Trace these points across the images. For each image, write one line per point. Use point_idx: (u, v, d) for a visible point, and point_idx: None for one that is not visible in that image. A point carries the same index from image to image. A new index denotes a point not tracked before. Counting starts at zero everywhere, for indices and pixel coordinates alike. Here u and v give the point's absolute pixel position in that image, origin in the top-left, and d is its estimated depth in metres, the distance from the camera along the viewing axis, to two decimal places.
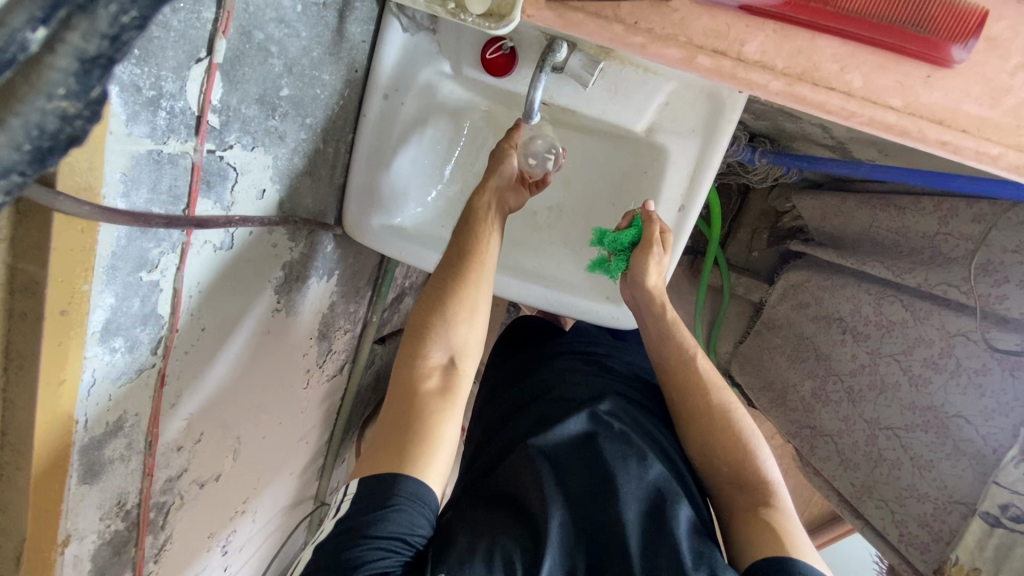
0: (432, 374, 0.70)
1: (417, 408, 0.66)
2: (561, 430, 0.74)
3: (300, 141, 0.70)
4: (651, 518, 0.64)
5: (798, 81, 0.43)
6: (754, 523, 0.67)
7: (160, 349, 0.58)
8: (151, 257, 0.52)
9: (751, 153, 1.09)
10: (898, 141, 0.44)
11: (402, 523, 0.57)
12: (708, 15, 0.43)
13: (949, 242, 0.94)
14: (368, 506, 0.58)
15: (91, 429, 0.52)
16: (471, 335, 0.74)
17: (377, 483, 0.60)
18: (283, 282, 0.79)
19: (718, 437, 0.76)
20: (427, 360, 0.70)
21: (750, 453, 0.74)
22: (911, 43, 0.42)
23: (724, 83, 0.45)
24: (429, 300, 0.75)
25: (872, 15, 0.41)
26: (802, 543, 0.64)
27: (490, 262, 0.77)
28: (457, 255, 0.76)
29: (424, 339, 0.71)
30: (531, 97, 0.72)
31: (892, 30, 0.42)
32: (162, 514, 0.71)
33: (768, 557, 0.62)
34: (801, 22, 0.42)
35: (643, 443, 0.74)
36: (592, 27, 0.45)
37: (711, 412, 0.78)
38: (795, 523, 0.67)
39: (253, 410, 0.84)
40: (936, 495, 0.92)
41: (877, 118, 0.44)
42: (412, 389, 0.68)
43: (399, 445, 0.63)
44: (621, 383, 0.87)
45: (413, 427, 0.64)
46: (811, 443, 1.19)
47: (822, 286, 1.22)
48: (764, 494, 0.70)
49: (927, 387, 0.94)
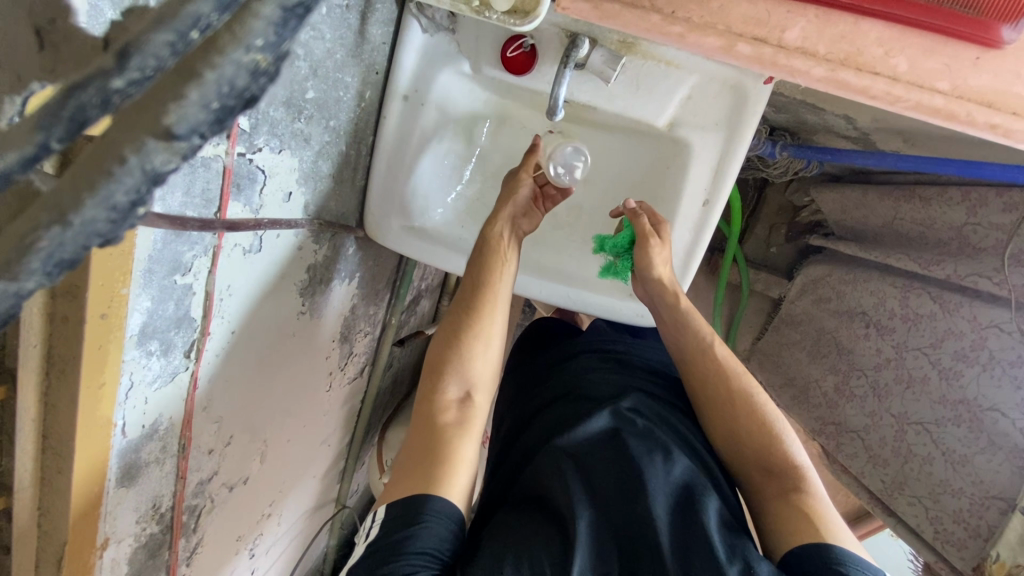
0: (451, 407, 0.69)
1: (439, 441, 0.65)
2: (583, 429, 0.73)
3: (324, 143, 0.71)
4: (681, 513, 0.63)
5: (841, 66, 0.43)
6: (787, 511, 0.66)
7: (193, 353, 0.58)
8: (185, 260, 0.52)
9: (771, 147, 1.08)
10: (946, 125, 0.43)
11: (429, 539, 0.57)
12: (747, 2, 0.43)
13: (978, 232, 0.93)
14: (398, 526, 0.58)
15: (128, 433, 0.53)
16: (485, 367, 0.74)
17: (405, 506, 0.59)
18: (308, 285, 0.80)
19: (741, 421, 0.74)
20: (445, 394, 0.69)
21: (775, 437, 0.72)
22: (960, 24, 0.41)
23: (764, 71, 0.44)
24: (445, 334, 0.75)
25: None
26: (838, 529, 0.62)
27: (502, 295, 0.78)
28: (471, 286, 0.78)
29: (441, 374, 0.71)
30: (555, 93, 0.71)
31: (940, 12, 0.41)
32: (194, 517, 0.71)
33: (807, 546, 0.60)
34: (844, 6, 0.42)
35: (670, 439, 0.73)
36: (626, 17, 0.44)
37: (733, 396, 0.76)
38: (828, 508, 0.65)
39: (279, 413, 0.84)
40: (970, 490, 0.89)
41: (924, 101, 0.42)
42: (432, 424, 0.67)
43: (425, 475, 0.62)
44: (640, 380, 0.85)
45: (437, 458, 0.63)
46: (837, 440, 1.17)
47: (845, 280, 1.21)
48: (794, 479, 0.69)
49: (959, 380, 0.92)
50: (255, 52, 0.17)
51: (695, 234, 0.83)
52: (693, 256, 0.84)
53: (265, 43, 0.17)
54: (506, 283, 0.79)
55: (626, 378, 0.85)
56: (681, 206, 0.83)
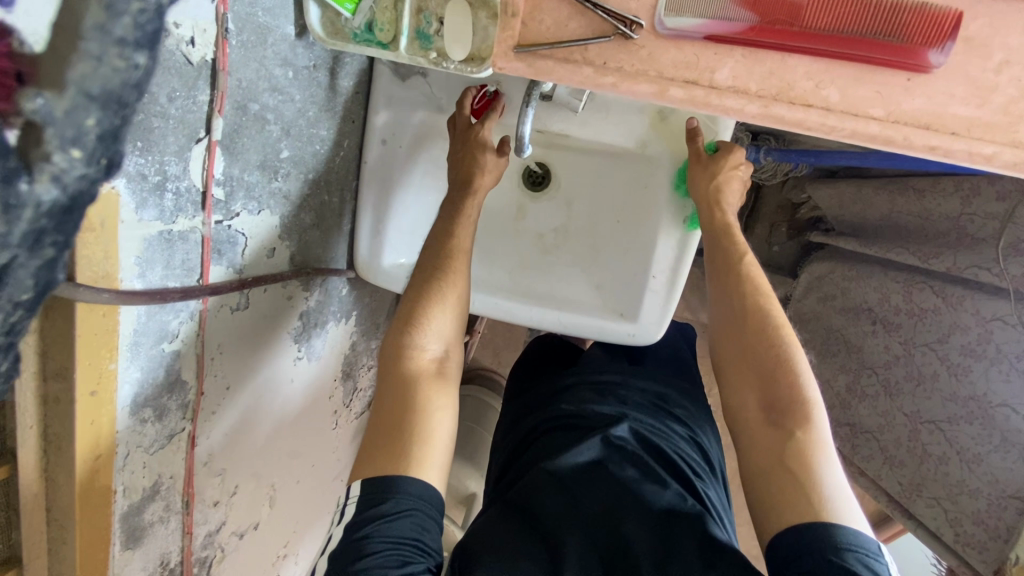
0: (425, 364, 0.70)
1: (414, 412, 0.66)
2: (574, 454, 0.76)
3: (304, 196, 0.73)
4: (666, 538, 0.66)
5: (774, 101, 0.44)
6: (779, 459, 0.63)
7: (189, 413, 0.60)
8: (171, 328, 0.54)
9: (755, 152, 1.07)
10: (883, 150, 0.44)
11: (412, 526, 0.58)
12: (676, 47, 0.44)
13: (976, 221, 0.91)
14: (373, 510, 0.59)
15: (130, 496, 0.55)
16: (453, 322, 0.75)
17: (380, 480, 0.60)
18: (301, 331, 0.82)
19: (755, 346, 0.71)
20: (419, 351, 0.70)
21: (792, 371, 0.68)
22: (887, 53, 0.42)
23: (700, 111, 0.45)
24: (410, 290, 0.75)
25: (843, 31, 0.41)
26: (829, 484, 0.60)
27: (467, 248, 0.78)
28: (434, 246, 0.77)
29: (412, 329, 0.71)
30: (521, 130, 0.72)
31: (867, 42, 0.42)
32: (205, 569, 0.73)
33: (791, 513, 0.59)
34: (770, 45, 0.43)
35: (659, 468, 0.76)
36: (560, 73, 0.46)
37: (753, 319, 0.73)
38: (828, 460, 0.62)
39: (285, 457, 0.86)
40: (987, 490, 0.87)
41: (860, 129, 0.43)
42: (407, 382, 0.68)
43: (398, 445, 0.63)
44: (631, 406, 0.86)
45: (412, 422, 0.65)
46: (852, 441, 1.15)
47: (848, 276, 1.19)
48: (801, 417, 0.65)
49: (968, 376, 0.90)
50: None
51: (679, 249, 0.83)
52: (677, 276, 0.84)
53: None
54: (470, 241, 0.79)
55: (621, 402, 0.87)
56: (662, 224, 0.84)
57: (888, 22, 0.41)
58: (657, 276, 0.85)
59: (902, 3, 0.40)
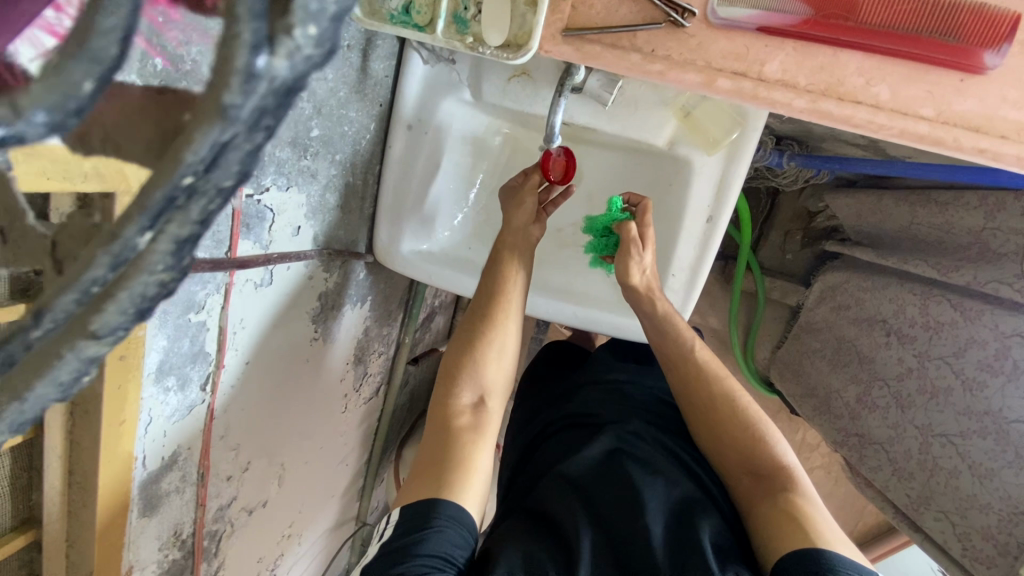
0: (465, 411, 0.73)
1: (455, 449, 0.68)
2: (582, 454, 0.77)
3: (331, 177, 0.73)
4: (680, 529, 0.66)
5: (823, 96, 0.49)
6: (776, 514, 0.66)
7: (209, 386, 0.60)
8: (198, 299, 0.54)
9: (778, 157, 1.07)
10: (935, 150, 0.48)
11: (441, 543, 0.59)
12: (727, 39, 0.49)
13: (998, 236, 0.90)
14: (413, 526, 0.61)
15: (149, 465, 0.55)
16: (495, 369, 0.77)
17: (419, 506, 0.63)
18: (319, 312, 0.82)
19: (726, 432, 0.77)
20: (459, 398, 0.73)
21: (763, 441, 0.75)
22: (943, 54, 0.46)
23: (749, 102, 0.50)
24: (459, 337, 0.79)
25: (898, 29, 0.47)
26: (825, 528, 0.63)
27: (512, 300, 0.80)
28: (484, 289, 0.81)
29: (453, 379, 0.75)
30: (552, 120, 0.72)
31: (925, 43, 0.46)
32: (214, 542, 0.73)
33: (794, 545, 0.61)
34: (821, 40, 0.48)
35: (673, 465, 0.76)
36: (607, 58, 0.51)
37: (719, 403, 0.78)
38: (819, 510, 0.66)
39: (296, 437, 0.87)
40: (998, 505, 0.87)
41: (910, 128, 0.48)
42: (446, 427, 0.71)
43: (439, 474, 0.66)
44: (640, 408, 0.87)
45: (452, 457, 0.67)
46: (860, 452, 1.15)
47: (863, 287, 1.18)
48: (783, 479, 0.70)
49: (983, 391, 0.89)
50: (159, 274, 0.17)
51: (701, 249, 0.82)
52: (696, 277, 0.83)
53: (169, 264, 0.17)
54: (519, 284, 0.81)
55: (630, 404, 0.88)
56: (684, 223, 0.82)
57: (944, 23, 0.46)
58: (676, 275, 0.84)
59: (959, 4, 0.45)
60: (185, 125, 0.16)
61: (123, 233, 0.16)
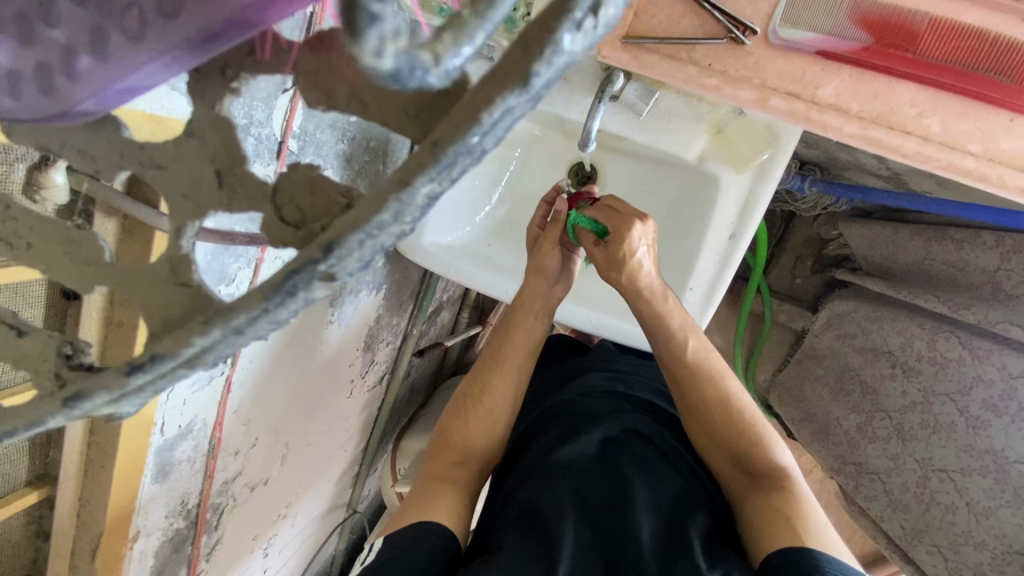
0: (450, 465, 0.73)
1: (441, 482, 0.70)
2: (573, 446, 0.76)
3: (364, 163, 0.74)
4: (669, 527, 0.67)
5: (873, 124, 0.50)
6: (769, 511, 0.66)
7: (229, 358, 0.61)
8: (230, 272, 0.55)
9: (800, 182, 1.07)
10: (978, 183, 0.50)
11: (428, 551, 0.60)
12: (784, 60, 0.51)
13: (1012, 279, 0.91)
14: (405, 537, 0.62)
15: (167, 431, 0.56)
16: (487, 424, 0.78)
17: (406, 535, 0.62)
18: (336, 296, 0.82)
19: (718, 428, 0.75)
20: (447, 455, 0.74)
21: (757, 438, 0.73)
22: (994, 90, 0.49)
23: (798, 122, 0.51)
24: (470, 374, 0.82)
25: (951, 62, 0.49)
26: (817, 526, 0.63)
27: (517, 356, 0.82)
28: (497, 334, 0.83)
29: (444, 438, 0.76)
30: (588, 126, 0.73)
31: (977, 79, 0.49)
32: (217, 515, 0.73)
33: (783, 543, 0.61)
34: (878, 67, 0.50)
35: (665, 463, 0.77)
36: (665, 67, 0.52)
37: (710, 400, 0.76)
38: (812, 507, 0.67)
39: (302, 418, 0.87)
40: (994, 543, 0.88)
41: (959, 161, 0.49)
42: (436, 476, 0.72)
43: (427, 500, 0.67)
44: (633, 403, 0.87)
45: (436, 489, 0.69)
46: (856, 481, 1.15)
47: (870, 317, 1.17)
48: (776, 477, 0.70)
49: (986, 430, 0.90)
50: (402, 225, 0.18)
51: (721, 265, 0.83)
52: (715, 292, 0.84)
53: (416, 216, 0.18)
54: (531, 326, 0.83)
55: (622, 400, 0.88)
56: (707, 239, 0.83)
57: (1000, 62, 0.48)
58: (694, 289, 0.84)
59: (1018, 45, 0.48)
60: (466, 102, 0.17)
61: (415, 183, 0.17)
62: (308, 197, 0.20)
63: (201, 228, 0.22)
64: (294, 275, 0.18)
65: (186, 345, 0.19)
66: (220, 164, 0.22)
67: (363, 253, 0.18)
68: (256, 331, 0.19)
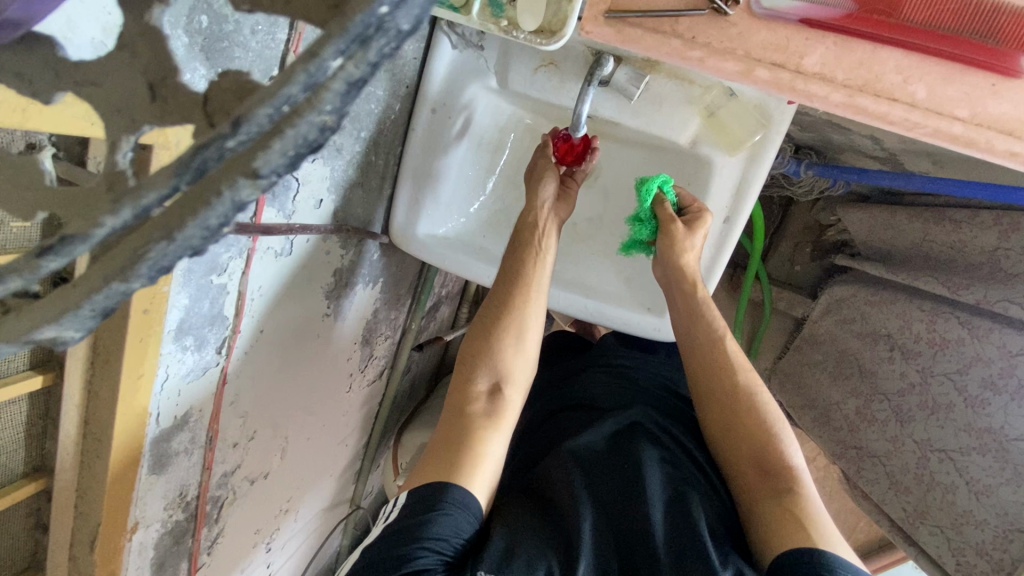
0: (480, 410, 0.71)
1: (467, 434, 0.68)
2: (592, 438, 0.78)
3: (354, 152, 0.74)
4: (678, 517, 0.68)
5: (858, 93, 0.50)
6: (777, 514, 0.66)
7: (224, 349, 0.61)
8: (222, 261, 0.54)
9: (796, 165, 1.06)
10: (964, 150, 0.50)
11: (447, 526, 0.60)
12: (766, 31, 0.51)
13: (1011, 257, 0.91)
14: (421, 508, 0.61)
15: (162, 422, 0.56)
16: (521, 369, 0.76)
17: (425, 503, 0.61)
18: (332, 288, 0.83)
19: (738, 418, 0.76)
20: (474, 396, 0.72)
21: (774, 435, 0.73)
22: (981, 54, 0.49)
23: (782, 93, 0.51)
24: (482, 314, 0.77)
25: (933, 25, 0.49)
26: (826, 528, 0.63)
27: (539, 293, 0.78)
28: (511, 271, 0.78)
29: (473, 366, 0.74)
30: (578, 110, 0.74)
31: (962, 41, 0.49)
32: (217, 508, 0.73)
33: (789, 546, 0.61)
34: (865, 34, 0.50)
35: (680, 452, 0.79)
36: (649, 41, 0.52)
37: (733, 391, 0.77)
38: (820, 510, 0.66)
39: (300, 412, 0.87)
40: (995, 522, 0.88)
41: (943, 128, 0.49)
42: (461, 415, 0.70)
43: (453, 458, 0.66)
44: (645, 392, 0.89)
45: (463, 444, 0.67)
46: (857, 465, 1.15)
47: (870, 301, 1.16)
48: (789, 476, 0.70)
49: (985, 409, 0.90)
50: (324, 114, 0.17)
51: (717, 248, 0.82)
52: (710, 275, 0.84)
53: (335, 105, 0.17)
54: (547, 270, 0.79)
55: (634, 389, 0.89)
56: None
57: (985, 24, 0.48)
58: None
59: (1002, 6, 0.47)
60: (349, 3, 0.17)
61: (321, 55, 0.16)
62: (236, 102, 0.20)
63: (137, 141, 0.22)
64: (204, 151, 0.18)
65: (95, 226, 0.18)
66: (152, 76, 0.22)
67: (285, 145, 0.17)
68: (186, 237, 0.18)
